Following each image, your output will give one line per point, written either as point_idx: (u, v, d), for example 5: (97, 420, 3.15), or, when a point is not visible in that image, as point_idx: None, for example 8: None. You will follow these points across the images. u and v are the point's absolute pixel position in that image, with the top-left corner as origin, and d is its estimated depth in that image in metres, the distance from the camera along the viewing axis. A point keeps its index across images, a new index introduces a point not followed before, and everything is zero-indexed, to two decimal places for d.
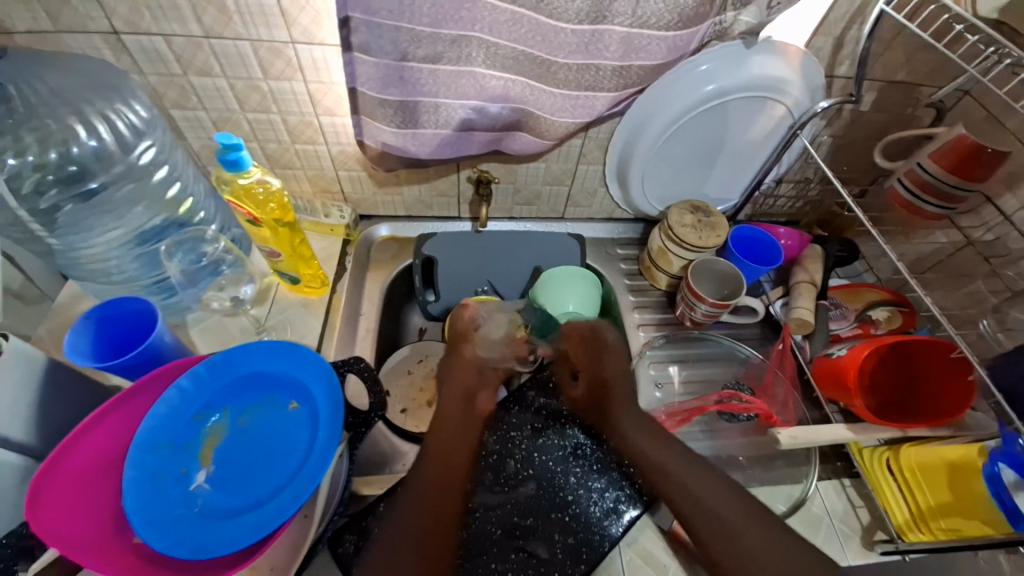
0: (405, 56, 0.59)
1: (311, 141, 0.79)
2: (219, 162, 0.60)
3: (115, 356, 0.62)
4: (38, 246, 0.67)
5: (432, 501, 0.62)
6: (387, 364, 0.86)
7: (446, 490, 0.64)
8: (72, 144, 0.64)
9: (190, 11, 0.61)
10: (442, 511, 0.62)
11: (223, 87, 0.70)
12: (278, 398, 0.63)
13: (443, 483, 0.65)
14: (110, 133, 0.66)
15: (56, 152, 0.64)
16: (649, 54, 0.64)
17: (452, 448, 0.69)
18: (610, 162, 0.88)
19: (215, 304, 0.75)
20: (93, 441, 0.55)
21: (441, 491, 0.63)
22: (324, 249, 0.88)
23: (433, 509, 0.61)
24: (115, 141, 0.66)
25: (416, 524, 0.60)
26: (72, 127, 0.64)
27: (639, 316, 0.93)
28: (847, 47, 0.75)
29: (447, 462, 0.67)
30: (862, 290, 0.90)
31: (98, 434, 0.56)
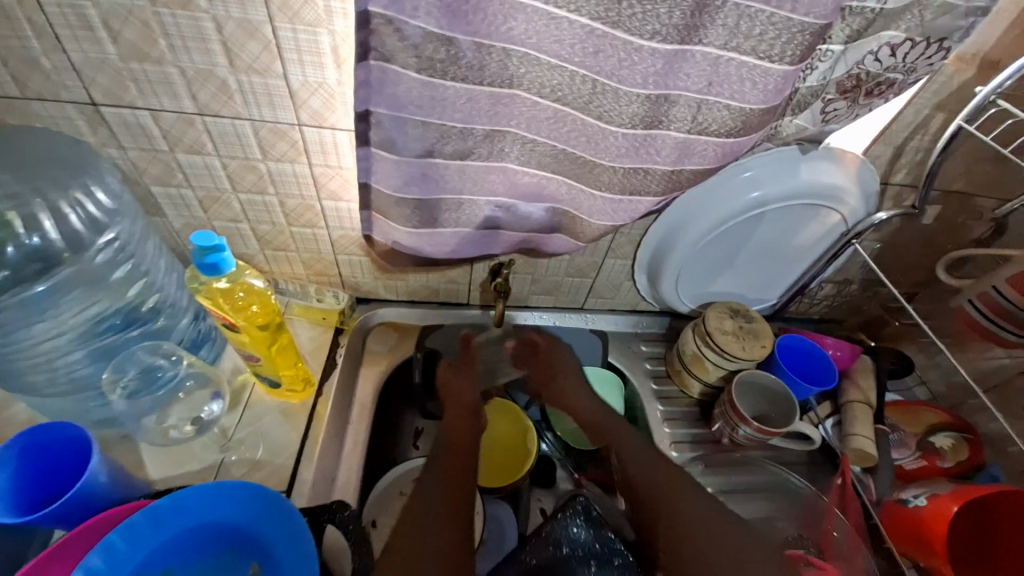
0: (431, 152, 0.51)
1: (310, 225, 0.69)
2: (194, 264, 0.50)
3: (44, 503, 0.52)
4: None
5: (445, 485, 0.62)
6: (376, 489, 0.71)
7: (455, 472, 0.64)
8: (8, 244, 0.53)
9: (183, 86, 0.52)
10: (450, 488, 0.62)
11: (214, 165, 0.61)
12: (238, 557, 0.54)
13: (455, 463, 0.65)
14: (60, 230, 0.56)
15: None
16: (701, 159, 0.55)
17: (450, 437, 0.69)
18: (640, 257, 0.79)
19: (173, 431, 0.64)
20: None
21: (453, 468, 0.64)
22: (312, 339, 0.77)
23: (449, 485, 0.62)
24: (66, 240, 0.56)
25: (438, 507, 0.59)
26: (10, 223, 0.53)
27: (670, 432, 0.82)
28: (906, 156, 0.70)
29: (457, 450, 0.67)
30: (918, 409, 0.80)
31: None
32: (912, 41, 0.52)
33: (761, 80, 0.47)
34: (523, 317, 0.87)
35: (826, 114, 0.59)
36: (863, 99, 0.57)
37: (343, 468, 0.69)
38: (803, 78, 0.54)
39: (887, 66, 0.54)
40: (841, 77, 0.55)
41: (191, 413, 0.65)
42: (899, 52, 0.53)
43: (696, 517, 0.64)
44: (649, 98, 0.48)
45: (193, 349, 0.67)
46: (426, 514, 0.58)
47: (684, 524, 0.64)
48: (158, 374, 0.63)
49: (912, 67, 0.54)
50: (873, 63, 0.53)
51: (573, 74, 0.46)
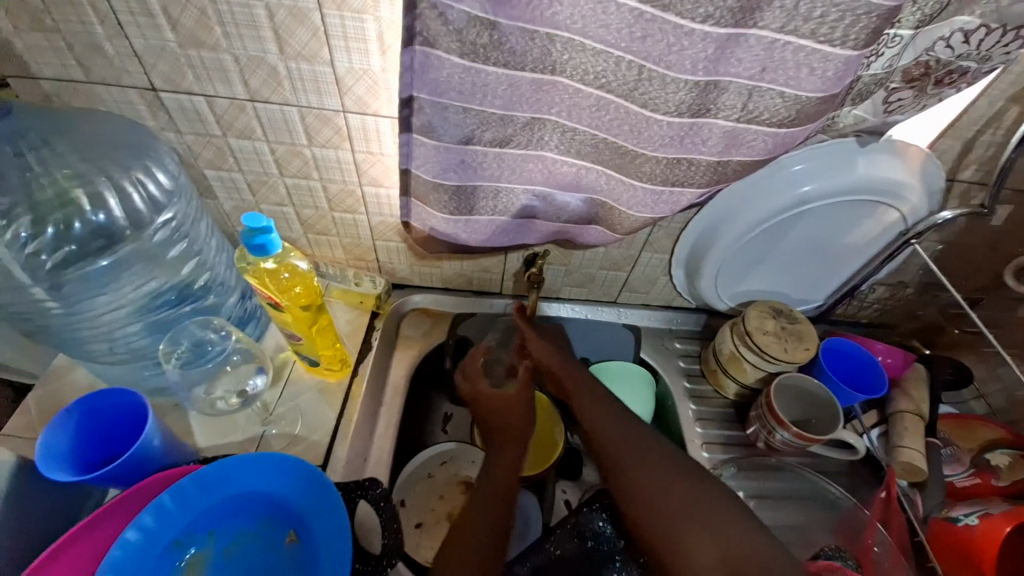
0: (469, 139, 0.51)
1: (351, 210, 0.71)
2: (244, 245, 0.52)
3: (100, 464, 0.56)
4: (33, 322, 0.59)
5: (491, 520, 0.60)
6: (406, 470, 0.73)
7: (499, 507, 0.61)
8: (75, 221, 0.57)
9: (235, 72, 0.54)
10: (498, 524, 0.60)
11: (263, 150, 0.63)
12: (276, 529, 0.56)
13: (501, 497, 0.62)
14: (124, 207, 0.59)
15: (53, 224, 0.57)
16: (750, 150, 0.52)
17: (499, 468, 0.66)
18: (679, 252, 0.77)
19: (220, 403, 0.67)
20: (66, 562, 0.49)
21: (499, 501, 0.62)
22: (349, 322, 0.79)
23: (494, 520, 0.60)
24: (128, 216, 0.59)
25: (484, 536, 0.58)
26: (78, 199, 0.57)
27: (701, 432, 0.80)
28: (977, 151, 0.65)
29: (501, 482, 0.64)
30: (976, 425, 0.75)
31: (61, 564, 0.49)
32: (987, 27, 0.47)
33: (821, 65, 0.44)
34: (555, 308, 0.87)
35: (890, 104, 0.55)
36: (932, 88, 0.53)
37: (375, 448, 0.71)
38: (866, 65, 0.50)
39: (959, 54, 0.50)
40: (908, 65, 0.51)
41: (238, 386, 0.69)
42: (973, 39, 0.48)
43: (677, 506, 0.57)
44: (697, 85, 0.46)
45: (238, 326, 0.71)
46: (470, 536, 0.58)
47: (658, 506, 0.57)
48: (208, 349, 0.67)
49: (988, 57, 0.50)
50: (944, 50, 0.49)
51: (619, 59, 0.45)
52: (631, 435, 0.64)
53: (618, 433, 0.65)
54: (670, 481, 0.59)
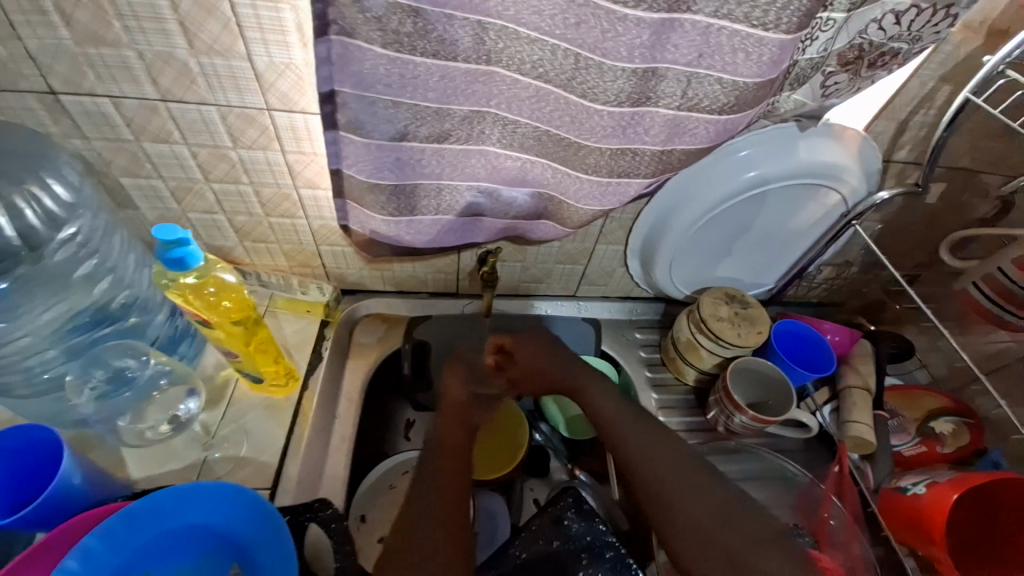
0: (403, 135, 0.48)
1: (289, 215, 0.66)
2: (159, 260, 0.48)
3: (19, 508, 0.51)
4: None
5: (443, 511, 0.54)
6: (365, 482, 0.70)
7: (450, 500, 0.55)
8: None
9: (142, 70, 0.50)
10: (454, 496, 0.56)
11: (183, 154, 0.58)
12: (218, 559, 0.52)
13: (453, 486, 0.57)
14: (14, 226, 0.53)
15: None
16: (694, 138, 0.52)
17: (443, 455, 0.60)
18: (633, 242, 0.76)
19: (150, 431, 0.62)
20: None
21: (451, 490, 0.56)
22: (297, 333, 0.75)
23: (446, 507, 0.54)
24: (21, 235, 0.54)
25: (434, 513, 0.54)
26: None
27: (664, 421, 0.80)
28: (909, 132, 0.67)
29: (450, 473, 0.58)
30: (920, 394, 0.78)
31: None
32: (917, 7, 0.48)
33: (756, 50, 0.44)
34: (514, 305, 0.85)
35: (826, 88, 0.56)
36: (866, 71, 0.54)
37: (330, 463, 0.68)
38: (802, 49, 0.50)
39: (890, 36, 0.50)
40: (842, 48, 0.52)
41: (168, 413, 0.63)
42: (904, 20, 0.49)
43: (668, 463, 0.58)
44: (636, 72, 0.45)
45: (170, 347, 0.65)
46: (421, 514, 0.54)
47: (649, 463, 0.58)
48: (127, 376, 0.62)
49: (919, 36, 0.51)
50: (877, 32, 0.50)
51: (555, 48, 0.43)
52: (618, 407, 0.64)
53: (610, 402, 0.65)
54: (656, 445, 0.59)
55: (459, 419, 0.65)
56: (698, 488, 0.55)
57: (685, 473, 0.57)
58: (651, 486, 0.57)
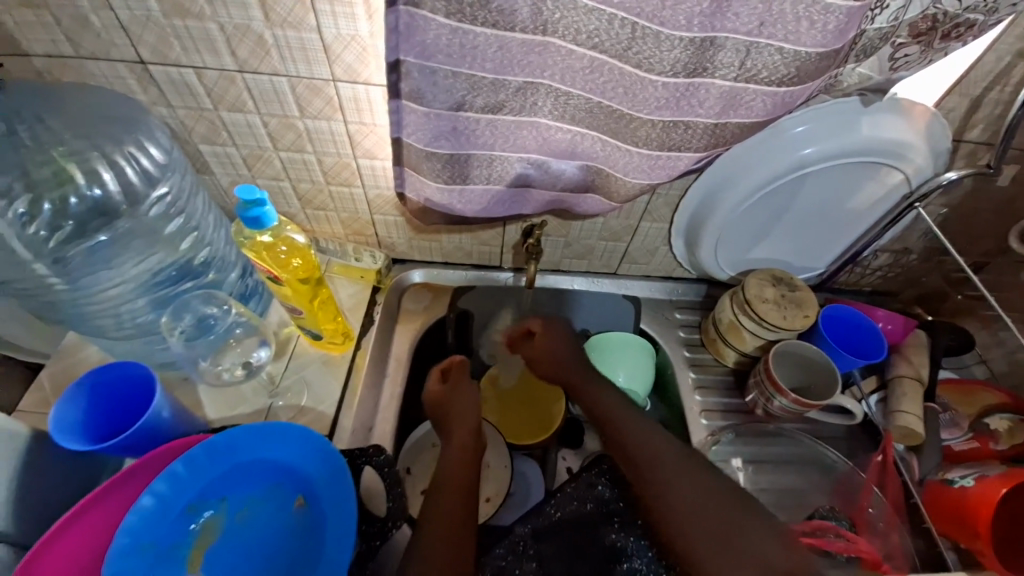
0: (460, 106, 0.50)
1: (347, 183, 0.70)
2: (239, 218, 0.52)
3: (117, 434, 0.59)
4: (40, 302, 0.60)
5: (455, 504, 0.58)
6: (410, 438, 0.75)
7: (460, 498, 0.58)
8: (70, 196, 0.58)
9: (223, 43, 0.54)
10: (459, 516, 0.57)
11: (255, 123, 0.63)
12: (284, 492, 0.58)
13: (463, 483, 0.61)
14: (118, 181, 0.59)
15: (49, 201, 0.57)
16: (749, 111, 0.51)
17: (457, 455, 0.64)
18: (679, 221, 0.76)
19: (226, 373, 0.69)
20: (81, 529, 0.51)
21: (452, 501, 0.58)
22: (351, 297, 0.80)
23: (448, 519, 0.56)
24: (122, 190, 0.60)
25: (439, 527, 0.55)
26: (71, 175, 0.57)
27: (701, 400, 0.80)
28: (985, 109, 0.63)
29: (458, 478, 0.61)
30: (976, 390, 0.75)
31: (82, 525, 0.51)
32: None
33: (821, 18, 0.43)
34: (556, 280, 0.87)
35: (895, 61, 0.54)
36: (939, 43, 0.51)
37: (379, 418, 0.73)
38: (870, 18, 0.48)
39: (966, 6, 0.47)
40: (914, 18, 0.49)
41: (243, 358, 0.70)
42: None
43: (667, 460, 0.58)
44: (693, 42, 0.45)
45: (241, 301, 0.72)
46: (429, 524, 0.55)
47: (649, 459, 0.59)
48: (209, 323, 0.67)
49: (997, 6, 0.48)
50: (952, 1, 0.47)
51: (611, 18, 0.44)
52: (629, 415, 0.64)
53: (611, 404, 0.66)
54: (655, 443, 0.60)
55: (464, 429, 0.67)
56: (697, 479, 0.55)
57: (692, 474, 0.56)
58: (651, 481, 0.57)
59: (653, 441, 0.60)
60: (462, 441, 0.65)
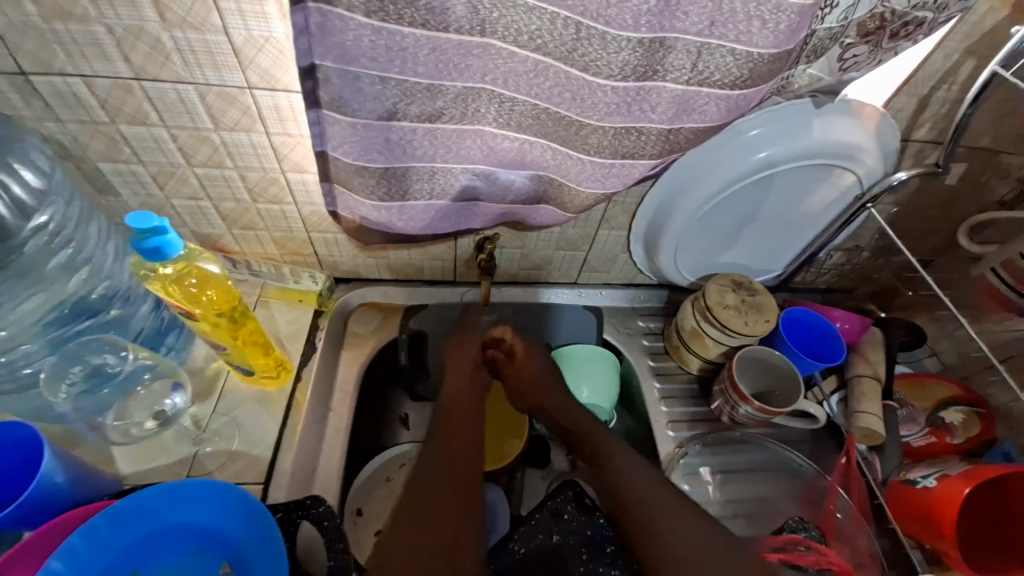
0: (392, 114, 0.45)
1: (277, 200, 0.63)
2: (134, 249, 0.46)
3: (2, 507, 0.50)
4: None
5: (453, 519, 0.51)
6: (361, 476, 0.68)
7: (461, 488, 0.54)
8: None
9: (113, 47, 0.46)
10: (456, 513, 0.52)
11: (163, 138, 0.55)
12: (208, 558, 0.51)
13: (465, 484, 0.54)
14: None
15: None
16: (703, 115, 0.49)
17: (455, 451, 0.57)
18: (637, 227, 0.73)
19: (134, 428, 0.60)
20: None
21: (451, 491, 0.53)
22: (290, 323, 0.73)
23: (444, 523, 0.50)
24: None
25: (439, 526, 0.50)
26: None
27: (667, 411, 0.78)
28: (930, 109, 0.63)
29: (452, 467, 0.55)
30: (929, 383, 0.76)
31: None
32: None
33: (772, 17, 0.41)
34: (514, 293, 0.82)
35: (844, 61, 0.52)
36: (887, 42, 0.50)
37: (324, 456, 0.66)
38: (820, 17, 0.46)
39: (914, 4, 0.46)
40: (863, 17, 0.47)
41: (152, 409, 0.61)
42: None
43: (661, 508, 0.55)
44: (642, 42, 0.42)
45: (156, 339, 0.63)
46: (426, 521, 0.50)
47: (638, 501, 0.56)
48: (107, 371, 0.59)
49: (946, 4, 0.47)
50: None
51: (554, 17, 0.40)
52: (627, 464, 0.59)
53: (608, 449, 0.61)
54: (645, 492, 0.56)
55: (461, 414, 0.62)
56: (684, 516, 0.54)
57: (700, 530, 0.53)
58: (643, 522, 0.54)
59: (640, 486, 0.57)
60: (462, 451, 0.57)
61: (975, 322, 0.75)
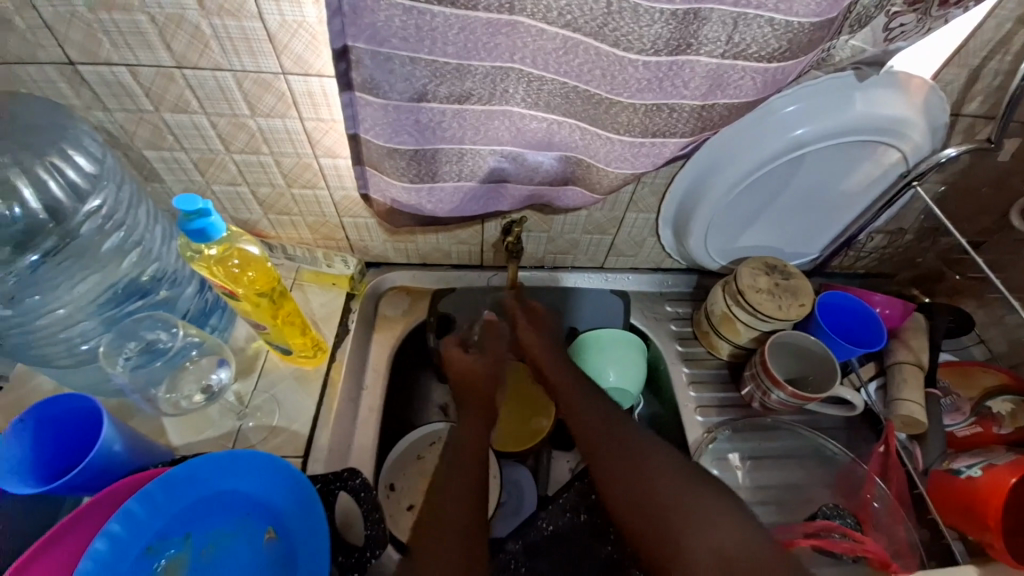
0: (422, 96, 0.45)
1: (311, 185, 0.65)
2: (181, 231, 0.48)
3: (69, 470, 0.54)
4: None
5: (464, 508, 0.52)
6: (392, 454, 0.70)
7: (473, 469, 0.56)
8: None
9: (156, 35, 0.48)
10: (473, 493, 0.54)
11: (203, 124, 0.57)
12: (252, 525, 0.54)
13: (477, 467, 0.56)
14: (42, 198, 0.54)
15: None
16: (738, 91, 0.47)
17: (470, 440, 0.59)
18: (666, 210, 0.72)
19: (184, 400, 0.63)
20: None
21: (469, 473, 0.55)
22: (324, 305, 0.75)
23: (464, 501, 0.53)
24: (48, 207, 0.55)
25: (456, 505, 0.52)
26: None
27: (696, 396, 0.77)
28: (984, 80, 0.60)
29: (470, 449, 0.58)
30: (976, 371, 0.72)
31: None
32: None
33: None
34: (540, 277, 0.82)
35: (890, 31, 0.50)
36: (937, 10, 0.46)
37: (358, 434, 0.69)
38: None
39: None
40: None
41: (200, 382, 0.65)
42: None
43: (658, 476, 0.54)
44: (675, 15, 0.41)
45: (201, 318, 0.67)
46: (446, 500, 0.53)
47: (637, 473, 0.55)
48: (160, 347, 0.63)
49: None
50: None
51: None
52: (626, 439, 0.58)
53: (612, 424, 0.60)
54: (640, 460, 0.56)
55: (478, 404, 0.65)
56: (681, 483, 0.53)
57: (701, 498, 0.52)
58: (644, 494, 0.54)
59: (643, 455, 0.56)
60: (475, 441, 0.60)
61: None
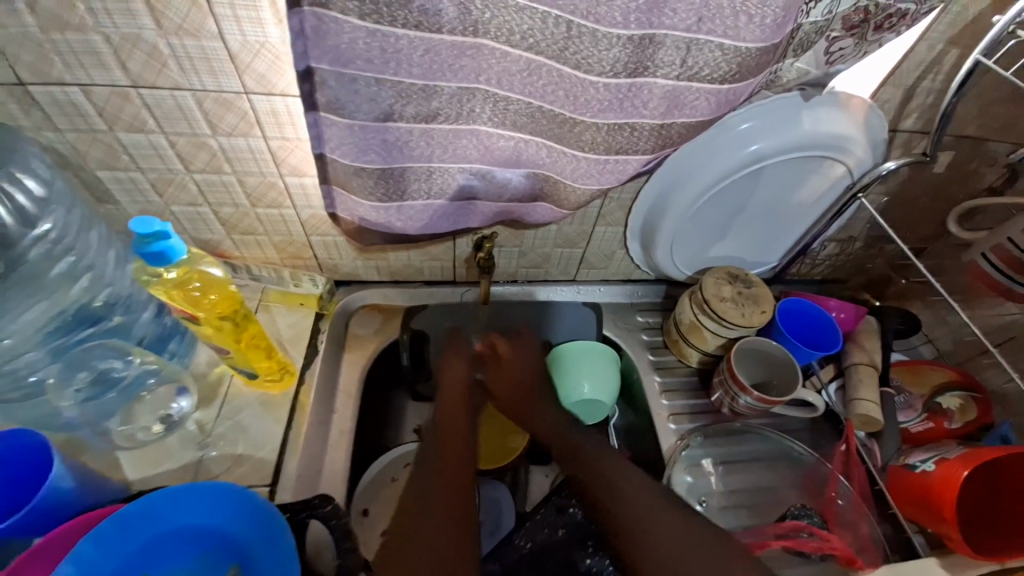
0: (389, 115, 0.45)
1: (276, 205, 0.64)
2: (137, 254, 0.46)
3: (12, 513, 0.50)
4: None
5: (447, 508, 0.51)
6: (365, 478, 0.68)
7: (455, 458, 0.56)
8: None
9: (111, 55, 0.47)
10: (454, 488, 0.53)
11: (161, 145, 0.56)
12: (215, 561, 0.51)
13: (463, 462, 0.55)
14: None
15: None
16: (693, 110, 0.49)
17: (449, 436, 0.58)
18: (633, 223, 0.74)
19: (140, 432, 0.61)
20: None
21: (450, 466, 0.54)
22: (292, 327, 0.73)
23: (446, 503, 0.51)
24: None
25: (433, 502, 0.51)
26: None
27: (668, 404, 0.79)
28: (917, 99, 0.65)
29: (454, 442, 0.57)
30: (925, 369, 0.77)
31: None
32: None
33: (758, 11, 0.42)
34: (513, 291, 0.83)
35: (831, 54, 0.53)
36: (872, 34, 0.51)
37: (329, 458, 0.66)
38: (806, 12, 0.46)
39: None
40: (847, 10, 0.48)
41: (159, 413, 0.62)
42: None
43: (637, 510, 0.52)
44: (632, 39, 0.43)
45: (159, 345, 0.64)
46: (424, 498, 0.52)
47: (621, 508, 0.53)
48: (113, 376, 0.61)
49: None
50: None
51: (545, 16, 0.41)
52: (612, 473, 0.56)
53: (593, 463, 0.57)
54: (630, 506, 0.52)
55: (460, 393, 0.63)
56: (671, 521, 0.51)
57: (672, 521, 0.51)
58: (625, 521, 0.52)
59: (627, 492, 0.54)
60: (462, 430, 0.59)
61: (969, 308, 0.76)
